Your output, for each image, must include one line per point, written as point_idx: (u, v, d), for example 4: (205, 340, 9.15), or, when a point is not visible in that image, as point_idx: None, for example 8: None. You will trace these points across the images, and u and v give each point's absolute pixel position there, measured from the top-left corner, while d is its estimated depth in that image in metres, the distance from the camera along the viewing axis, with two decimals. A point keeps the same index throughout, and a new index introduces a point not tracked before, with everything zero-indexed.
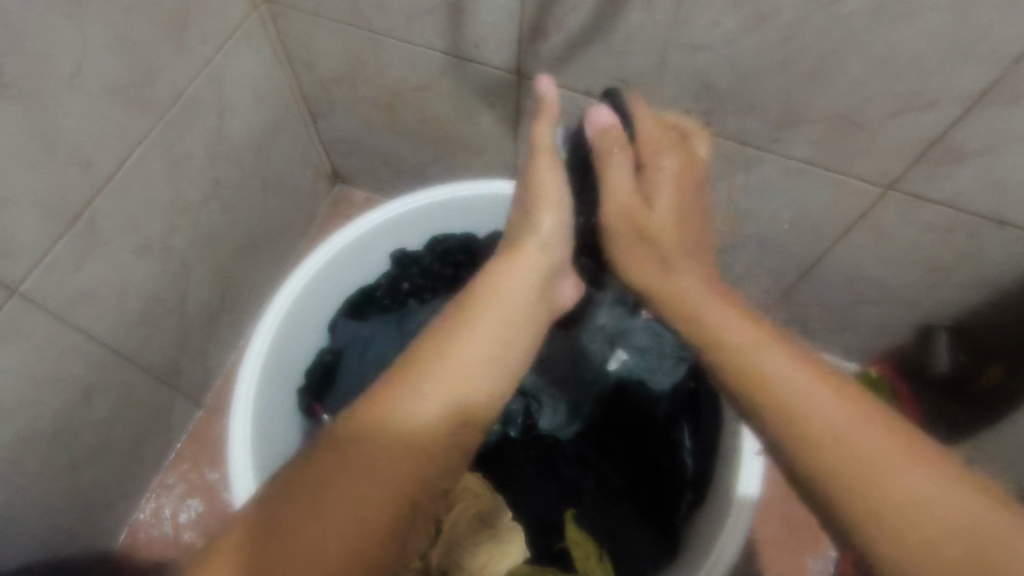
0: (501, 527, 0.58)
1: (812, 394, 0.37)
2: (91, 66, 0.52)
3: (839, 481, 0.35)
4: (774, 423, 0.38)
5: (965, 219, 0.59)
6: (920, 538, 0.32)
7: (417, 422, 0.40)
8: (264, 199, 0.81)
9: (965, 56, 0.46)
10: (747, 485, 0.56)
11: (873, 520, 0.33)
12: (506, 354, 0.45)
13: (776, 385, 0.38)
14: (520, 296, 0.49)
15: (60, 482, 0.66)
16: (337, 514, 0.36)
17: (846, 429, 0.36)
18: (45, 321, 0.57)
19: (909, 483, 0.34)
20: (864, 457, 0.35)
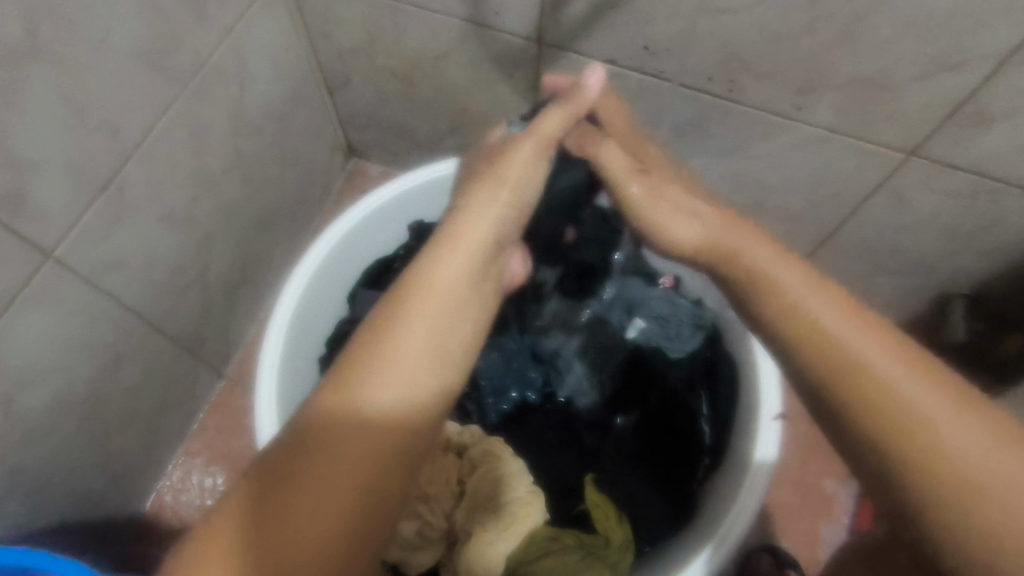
0: (523, 487, 0.59)
1: (870, 346, 0.39)
2: (118, 32, 0.52)
3: (882, 427, 0.37)
4: (824, 372, 0.40)
5: (988, 185, 0.59)
6: (961, 488, 0.35)
7: (370, 418, 0.40)
8: (282, 172, 0.82)
9: (997, 15, 0.46)
10: (764, 451, 0.57)
11: (905, 466, 0.36)
12: (447, 343, 0.44)
13: (832, 335, 0.40)
14: (467, 275, 0.47)
15: (95, 444, 0.69)
16: (312, 506, 0.38)
17: (895, 381, 0.38)
18: (77, 287, 0.58)
19: (952, 437, 0.36)
20: (908, 408, 0.37)
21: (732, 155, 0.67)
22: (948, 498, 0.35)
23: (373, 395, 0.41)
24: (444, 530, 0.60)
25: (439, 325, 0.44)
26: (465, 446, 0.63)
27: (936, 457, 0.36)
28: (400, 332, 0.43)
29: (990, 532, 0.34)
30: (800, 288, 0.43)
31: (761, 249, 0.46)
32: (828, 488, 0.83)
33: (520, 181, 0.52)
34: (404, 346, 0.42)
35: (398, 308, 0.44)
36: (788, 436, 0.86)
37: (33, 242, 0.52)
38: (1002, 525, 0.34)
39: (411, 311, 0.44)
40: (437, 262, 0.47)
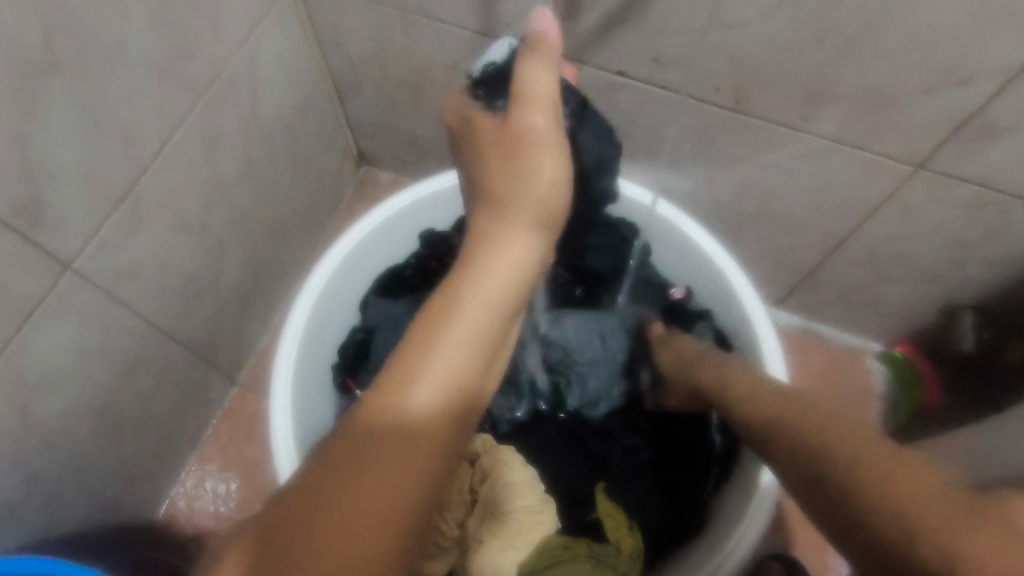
0: (535, 498, 0.59)
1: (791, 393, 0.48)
2: (134, 46, 0.53)
3: (798, 439, 0.44)
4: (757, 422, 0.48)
5: (996, 197, 0.59)
6: (906, 501, 0.35)
7: (419, 414, 0.41)
8: (295, 180, 0.83)
9: (1003, 30, 0.46)
10: (770, 473, 0.56)
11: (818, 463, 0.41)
12: (489, 348, 0.46)
13: (762, 397, 0.50)
14: (513, 276, 0.48)
15: (110, 451, 0.70)
16: (362, 500, 0.38)
17: (805, 408, 0.46)
18: (94, 296, 0.59)
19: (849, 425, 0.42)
20: (806, 416, 0.45)
21: (742, 166, 0.68)
22: (858, 477, 0.38)
23: (422, 391, 0.42)
24: (456, 537, 0.60)
25: (475, 339, 0.44)
26: (477, 455, 0.64)
27: (844, 449, 0.40)
28: (447, 333, 0.44)
29: (904, 505, 0.35)
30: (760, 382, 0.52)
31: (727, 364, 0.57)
32: None
33: (562, 171, 0.51)
34: (442, 356, 0.43)
35: (437, 318, 0.45)
36: None
37: (51, 253, 0.53)
38: (913, 494, 0.35)
39: (459, 312, 0.45)
40: (476, 272, 0.47)
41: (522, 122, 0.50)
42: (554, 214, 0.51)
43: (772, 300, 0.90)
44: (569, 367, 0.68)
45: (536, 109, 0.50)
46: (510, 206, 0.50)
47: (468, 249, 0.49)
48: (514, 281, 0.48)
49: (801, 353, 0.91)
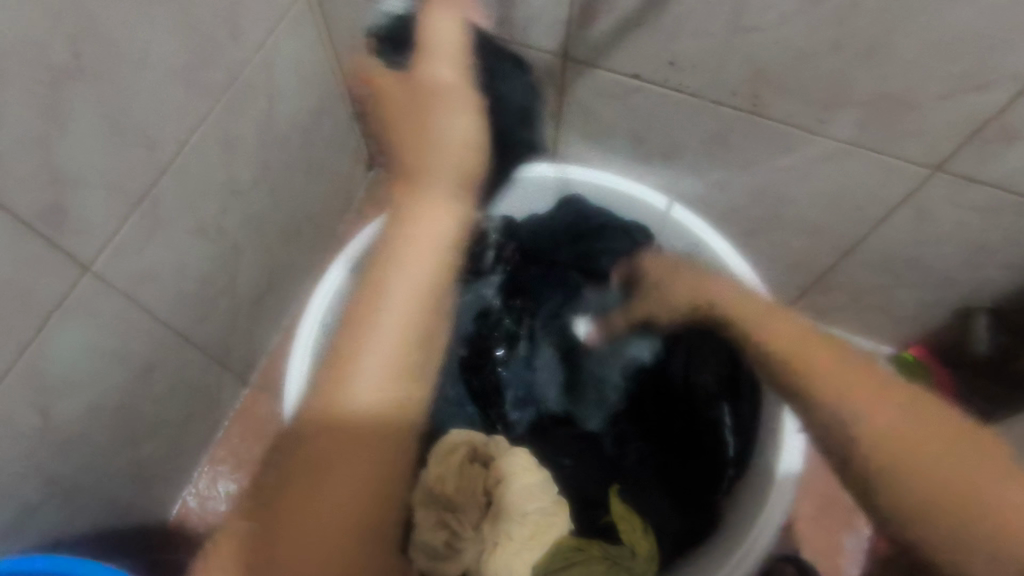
0: (550, 500, 0.60)
1: (841, 370, 0.50)
2: (156, 53, 0.53)
3: (847, 432, 0.48)
4: (803, 394, 0.51)
5: (1012, 201, 0.59)
6: (911, 505, 0.44)
7: (360, 411, 0.47)
8: (308, 184, 0.83)
9: (1021, 36, 0.46)
10: (789, 464, 0.57)
11: (888, 463, 0.46)
12: (416, 347, 0.50)
13: (818, 369, 0.51)
14: (435, 246, 0.52)
15: (125, 452, 0.70)
16: (328, 488, 0.45)
17: (850, 395, 0.48)
18: (115, 298, 0.59)
19: (895, 434, 0.46)
20: (860, 412, 0.48)
21: (756, 170, 0.68)
22: (873, 461, 0.46)
23: (361, 390, 0.47)
24: (472, 539, 0.60)
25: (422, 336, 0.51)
26: (492, 457, 0.63)
27: (881, 459, 0.46)
28: (375, 326, 0.49)
29: (908, 501, 0.44)
30: (804, 348, 0.52)
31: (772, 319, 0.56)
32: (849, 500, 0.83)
33: (474, 122, 0.53)
34: (383, 347, 0.49)
35: (362, 323, 0.49)
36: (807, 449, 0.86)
37: (73, 256, 0.54)
38: (941, 491, 0.44)
39: (387, 301, 0.50)
40: (396, 273, 0.51)
41: (426, 75, 0.53)
42: (472, 183, 0.54)
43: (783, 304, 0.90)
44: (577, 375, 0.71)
45: (446, 61, 0.53)
46: (420, 186, 0.53)
47: (383, 240, 0.53)
48: (435, 278, 0.52)
49: None
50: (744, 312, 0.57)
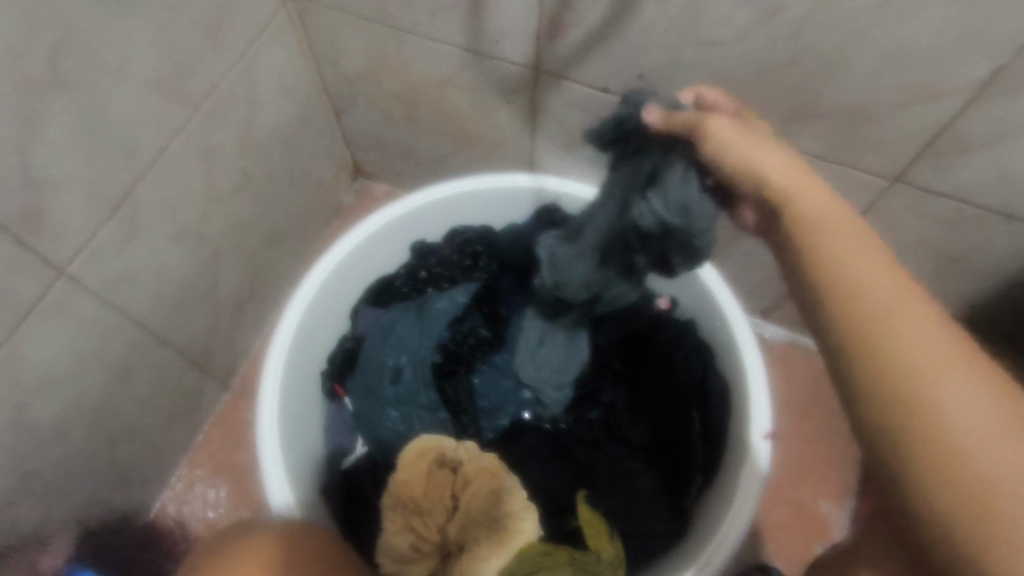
0: (516, 504, 0.60)
1: (898, 300, 0.38)
2: (135, 61, 0.55)
3: (879, 381, 0.37)
4: (842, 336, 0.39)
5: (973, 213, 0.61)
6: (923, 466, 0.35)
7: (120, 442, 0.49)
8: (290, 192, 0.85)
9: (971, 48, 0.47)
10: (757, 462, 0.58)
11: (908, 428, 0.35)
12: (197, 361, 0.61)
13: (869, 296, 0.39)
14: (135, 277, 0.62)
15: (102, 456, 0.71)
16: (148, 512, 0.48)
17: (910, 349, 0.36)
18: (90, 302, 0.60)
19: (954, 421, 0.34)
20: (916, 371, 0.36)
21: None
22: (876, 417, 0.37)
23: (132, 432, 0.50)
24: (437, 543, 0.60)
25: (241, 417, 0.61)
26: (460, 463, 0.64)
27: (901, 425, 0.35)
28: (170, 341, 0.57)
29: (913, 474, 0.35)
30: (857, 258, 0.40)
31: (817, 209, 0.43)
32: (822, 509, 0.83)
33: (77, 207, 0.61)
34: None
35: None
36: (781, 457, 0.86)
37: (46, 258, 0.55)
38: (954, 478, 0.34)
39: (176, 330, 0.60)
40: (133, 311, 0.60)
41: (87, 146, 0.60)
42: None
43: (758, 313, 0.91)
44: (541, 384, 0.70)
45: None
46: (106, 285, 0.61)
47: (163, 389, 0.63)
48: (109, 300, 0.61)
49: (788, 366, 0.91)
50: (809, 231, 0.42)
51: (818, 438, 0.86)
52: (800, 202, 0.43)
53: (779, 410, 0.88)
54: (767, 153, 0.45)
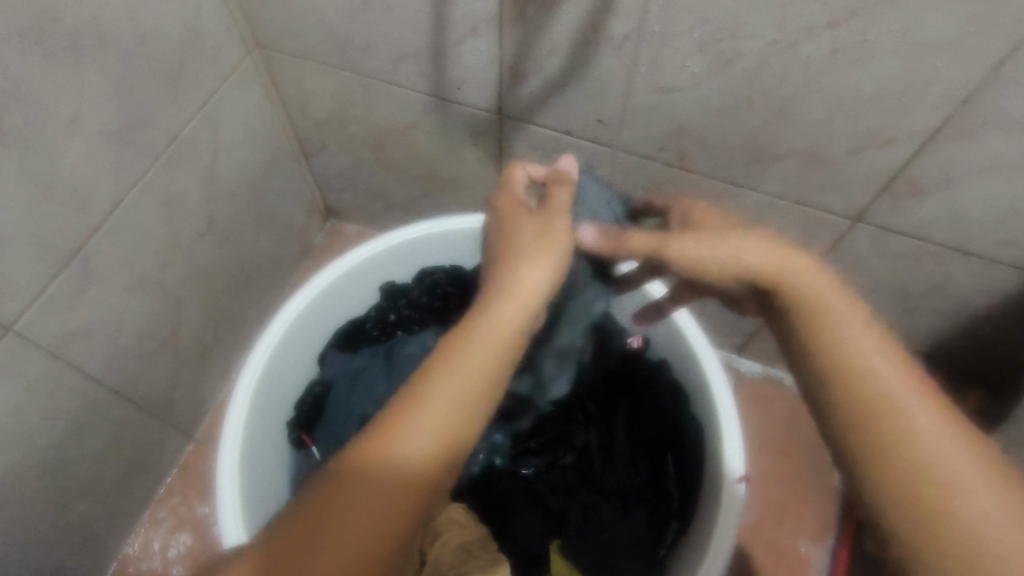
0: (486, 555, 0.58)
1: (891, 367, 0.39)
2: (90, 113, 0.54)
3: (878, 438, 0.38)
4: (858, 429, 0.39)
5: (933, 250, 0.61)
6: (922, 526, 0.35)
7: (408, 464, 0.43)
8: (256, 237, 0.84)
9: (919, 95, 0.48)
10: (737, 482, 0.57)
11: (929, 532, 0.35)
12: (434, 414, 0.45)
13: (862, 358, 0.40)
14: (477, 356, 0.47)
15: (52, 517, 0.68)
16: (348, 526, 0.41)
17: (935, 452, 0.37)
18: (40, 358, 0.59)
19: (950, 477, 0.36)
20: (941, 474, 0.36)
21: None
22: (879, 475, 0.37)
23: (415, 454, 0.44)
24: None
25: (417, 377, 0.47)
26: None
27: (897, 481, 0.37)
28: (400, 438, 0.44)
29: (910, 529, 0.36)
30: (854, 327, 0.41)
31: (818, 280, 0.43)
32: (803, 550, 0.82)
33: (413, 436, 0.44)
34: (456, 370, 0.46)
35: (462, 326, 0.49)
36: (758, 496, 0.85)
37: None
38: (950, 539, 0.35)
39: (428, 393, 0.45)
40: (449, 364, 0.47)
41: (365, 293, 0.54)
42: None
43: (732, 349, 0.90)
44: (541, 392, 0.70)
45: None
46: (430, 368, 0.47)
47: (484, 296, 0.51)
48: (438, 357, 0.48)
49: (763, 401, 0.90)
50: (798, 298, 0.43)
51: (795, 477, 0.86)
52: (811, 289, 0.43)
53: (755, 448, 0.87)
54: (755, 251, 0.44)
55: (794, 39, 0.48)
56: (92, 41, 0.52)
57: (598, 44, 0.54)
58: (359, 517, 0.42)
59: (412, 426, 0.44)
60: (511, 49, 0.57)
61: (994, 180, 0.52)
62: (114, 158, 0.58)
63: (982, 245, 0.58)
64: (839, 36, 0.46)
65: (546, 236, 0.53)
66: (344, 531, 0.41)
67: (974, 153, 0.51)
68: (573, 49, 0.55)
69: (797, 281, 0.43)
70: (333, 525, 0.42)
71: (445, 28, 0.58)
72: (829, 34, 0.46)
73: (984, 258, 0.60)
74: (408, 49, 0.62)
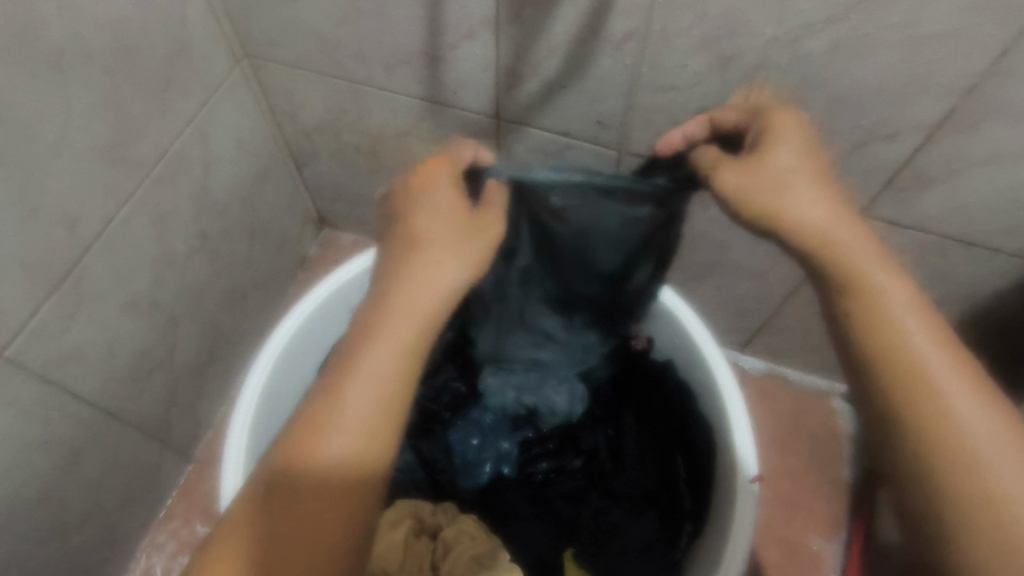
0: (499, 567, 0.57)
1: (935, 350, 0.40)
2: (77, 130, 0.53)
3: (906, 404, 0.39)
4: (888, 400, 0.40)
5: (936, 241, 0.61)
6: (952, 494, 0.37)
7: (335, 466, 0.43)
8: (250, 250, 0.82)
9: (922, 88, 0.48)
10: (749, 470, 0.56)
11: (957, 497, 0.37)
12: (359, 420, 0.43)
13: (906, 333, 0.40)
14: (389, 356, 0.45)
15: (51, 545, 0.66)
16: (307, 524, 0.42)
17: (974, 432, 0.37)
18: (35, 384, 0.57)
19: (982, 452, 0.37)
20: (975, 450, 0.37)
21: (695, 221, 0.69)
22: (909, 442, 0.39)
23: (336, 451, 0.43)
24: None
25: (350, 354, 0.46)
26: (438, 528, 0.62)
27: (922, 449, 0.38)
28: (324, 437, 0.43)
29: (934, 491, 0.37)
30: (898, 298, 0.41)
31: (869, 255, 0.42)
32: (815, 546, 0.81)
33: (337, 441, 0.43)
34: (365, 366, 0.45)
35: (383, 301, 0.47)
36: (768, 494, 0.85)
37: None
38: (975, 502, 0.36)
39: (344, 393, 0.44)
40: (362, 368, 0.44)
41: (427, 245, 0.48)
42: None
43: (735, 346, 0.90)
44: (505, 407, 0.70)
45: None
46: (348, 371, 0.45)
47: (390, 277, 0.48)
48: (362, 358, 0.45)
49: (769, 397, 0.90)
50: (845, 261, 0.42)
51: (804, 472, 0.85)
52: (851, 262, 0.42)
53: (763, 446, 0.87)
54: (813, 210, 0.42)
55: (797, 36, 0.47)
56: (75, 55, 0.50)
57: (597, 44, 0.53)
58: (315, 517, 0.42)
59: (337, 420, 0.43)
60: (508, 52, 0.56)
61: (999, 169, 0.52)
62: (103, 176, 0.57)
63: (984, 235, 0.59)
64: (840, 30, 0.46)
65: (463, 230, 0.49)
66: (298, 523, 0.42)
67: (977, 143, 0.51)
68: (571, 50, 0.54)
69: (840, 245, 0.42)
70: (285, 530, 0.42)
71: (439, 33, 0.57)
72: (830, 28, 0.46)
73: (987, 248, 0.60)
74: (401, 54, 0.61)
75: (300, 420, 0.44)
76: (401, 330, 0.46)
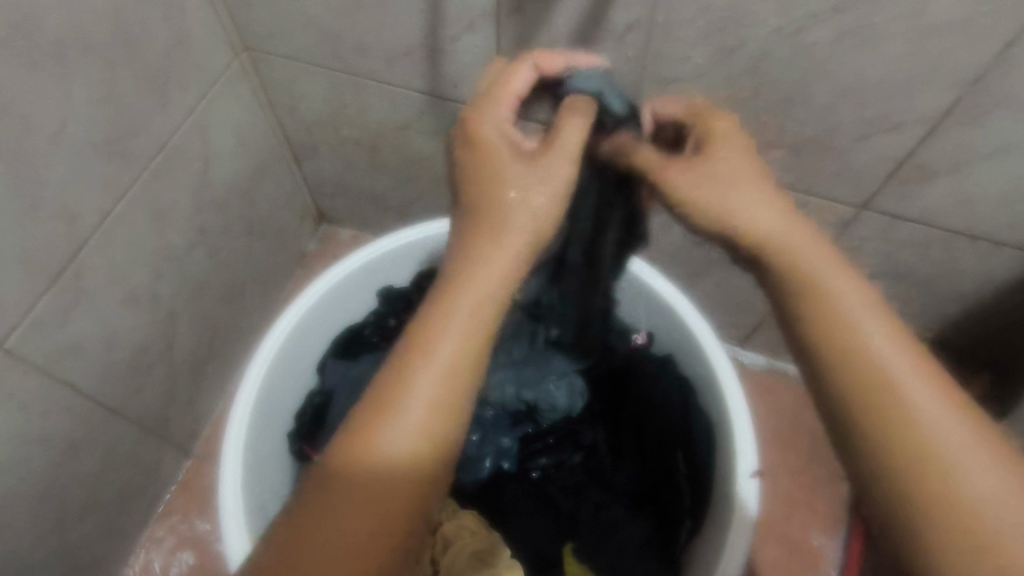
0: (499, 564, 0.56)
1: (899, 349, 0.38)
2: (75, 122, 0.52)
3: (865, 404, 0.37)
4: (849, 400, 0.38)
5: (939, 235, 0.61)
6: (917, 496, 0.35)
7: (396, 457, 0.39)
8: (249, 244, 0.82)
9: (928, 80, 0.48)
10: (746, 464, 0.56)
11: (924, 498, 0.35)
12: (430, 405, 0.40)
13: (863, 331, 0.38)
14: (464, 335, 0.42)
15: (49, 540, 0.66)
16: (355, 523, 0.38)
17: (940, 430, 0.36)
18: (33, 377, 0.57)
19: (948, 451, 0.35)
20: (943, 448, 0.35)
21: None
22: (873, 443, 0.37)
23: (401, 439, 0.39)
24: None
25: (417, 336, 0.42)
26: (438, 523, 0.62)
27: (883, 451, 0.36)
28: (387, 424, 0.39)
29: (898, 491, 0.36)
30: (852, 297, 0.40)
31: (821, 258, 0.41)
32: (816, 542, 0.81)
33: (399, 428, 0.39)
34: (438, 347, 0.41)
35: (457, 274, 0.44)
36: (769, 490, 0.84)
37: None
38: (946, 502, 0.34)
39: (414, 376, 0.40)
40: (429, 349, 0.41)
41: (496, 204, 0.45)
42: None
43: (736, 341, 0.90)
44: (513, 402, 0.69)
45: None
46: (418, 349, 0.41)
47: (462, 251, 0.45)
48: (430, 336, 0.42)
49: (769, 393, 0.90)
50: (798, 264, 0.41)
51: (805, 468, 0.85)
52: (806, 265, 0.41)
53: (764, 442, 0.87)
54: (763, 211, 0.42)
55: (800, 26, 0.47)
56: (73, 46, 0.50)
57: (598, 35, 0.52)
58: (364, 513, 0.38)
59: (403, 404, 0.40)
60: (509, 43, 0.56)
61: (1005, 161, 0.52)
62: (101, 169, 0.56)
63: (988, 229, 0.58)
64: (845, 20, 0.46)
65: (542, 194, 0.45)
66: (365, 511, 0.38)
67: (982, 136, 0.50)
68: (573, 41, 0.54)
69: (797, 247, 0.41)
70: (321, 526, 0.38)
71: (440, 24, 0.57)
72: (834, 19, 0.46)
73: (992, 241, 0.59)
74: (402, 47, 0.61)
75: (361, 406, 0.41)
76: (476, 304, 0.43)
